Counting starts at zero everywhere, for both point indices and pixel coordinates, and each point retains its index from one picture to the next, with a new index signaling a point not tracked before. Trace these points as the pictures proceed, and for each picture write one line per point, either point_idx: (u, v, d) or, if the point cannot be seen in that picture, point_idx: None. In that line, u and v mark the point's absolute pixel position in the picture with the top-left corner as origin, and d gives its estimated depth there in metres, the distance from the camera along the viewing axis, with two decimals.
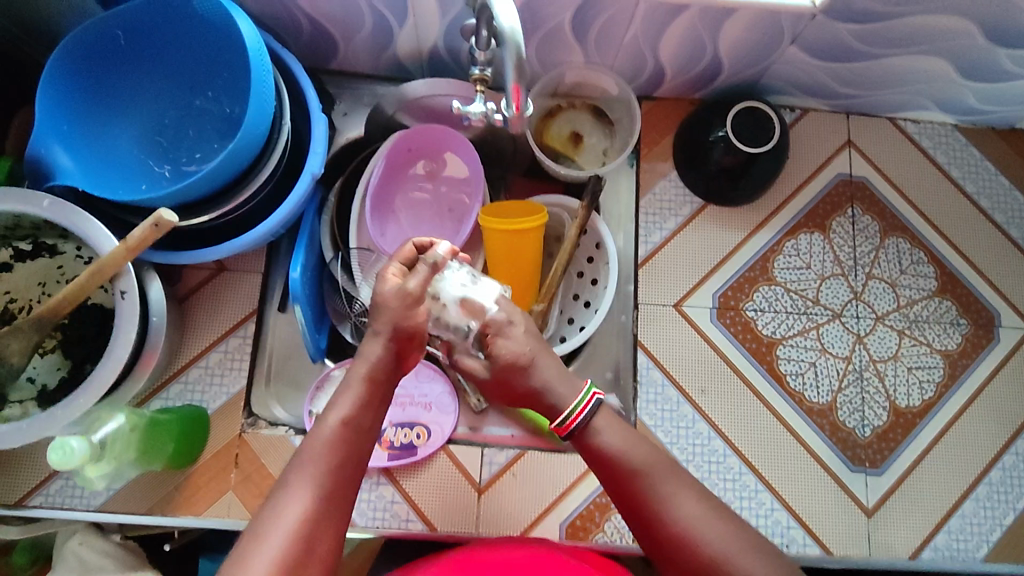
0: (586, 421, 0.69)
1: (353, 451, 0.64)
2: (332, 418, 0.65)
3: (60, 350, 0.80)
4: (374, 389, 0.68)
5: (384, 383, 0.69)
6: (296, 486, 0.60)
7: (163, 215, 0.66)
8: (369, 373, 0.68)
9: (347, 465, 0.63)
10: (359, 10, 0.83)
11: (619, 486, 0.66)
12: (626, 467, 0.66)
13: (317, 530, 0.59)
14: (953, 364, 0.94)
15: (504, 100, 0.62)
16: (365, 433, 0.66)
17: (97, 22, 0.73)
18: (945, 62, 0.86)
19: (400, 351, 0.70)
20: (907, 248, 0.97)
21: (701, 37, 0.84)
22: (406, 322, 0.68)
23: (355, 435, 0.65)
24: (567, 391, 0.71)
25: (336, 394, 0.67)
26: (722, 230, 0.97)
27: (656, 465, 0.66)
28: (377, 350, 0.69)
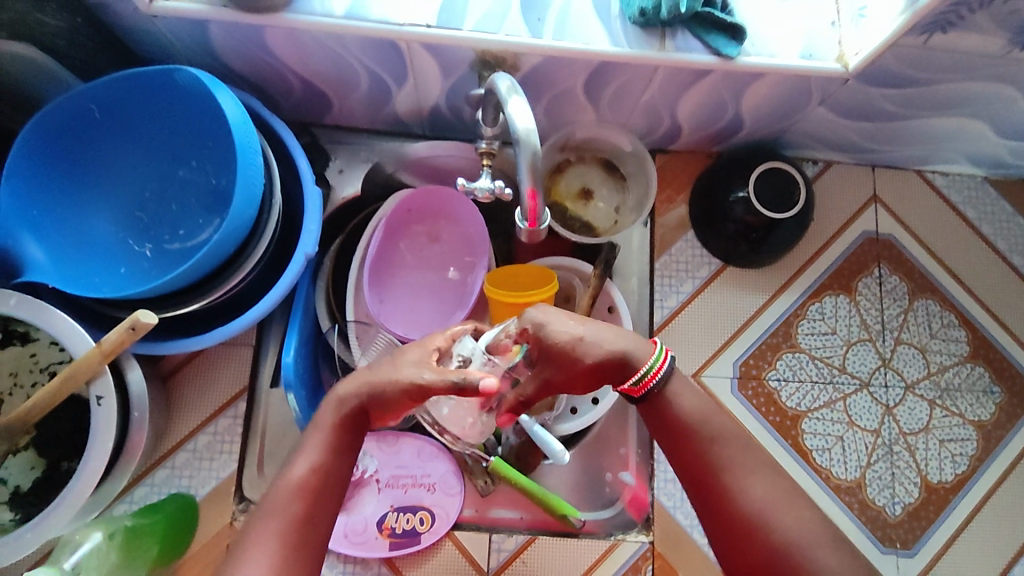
0: (661, 385, 0.62)
1: (324, 504, 0.58)
2: (300, 465, 0.59)
3: (34, 448, 0.73)
4: (347, 432, 0.61)
5: (358, 423, 0.62)
6: (257, 550, 0.54)
7: (140, 316, 0.60)
8: (339, 418, 0.61)
9: (313, 523, 0.57)
10: (355, 72, 0.77)
11: (689, 458, 0.61)
12: (699, 437, 0.61)
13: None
14: (986, 436, 0.89)
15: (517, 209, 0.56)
16: (336, 486, 0.59)
17: (68, 99, 0.66)
18: (982, 123, 0.81)
19: (371, 406, 0.61)
20: (937, 310, 0.92)
21: (722, 98, 0.78)
22: (385, 386, 0.60)
23: (325, 485, 0.58)
24: (637, 350, 0.63)
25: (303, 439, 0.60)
26: (742, 293, 0.91)
27: (731, 437, 0.61)
28: (349, 390, 0.61)
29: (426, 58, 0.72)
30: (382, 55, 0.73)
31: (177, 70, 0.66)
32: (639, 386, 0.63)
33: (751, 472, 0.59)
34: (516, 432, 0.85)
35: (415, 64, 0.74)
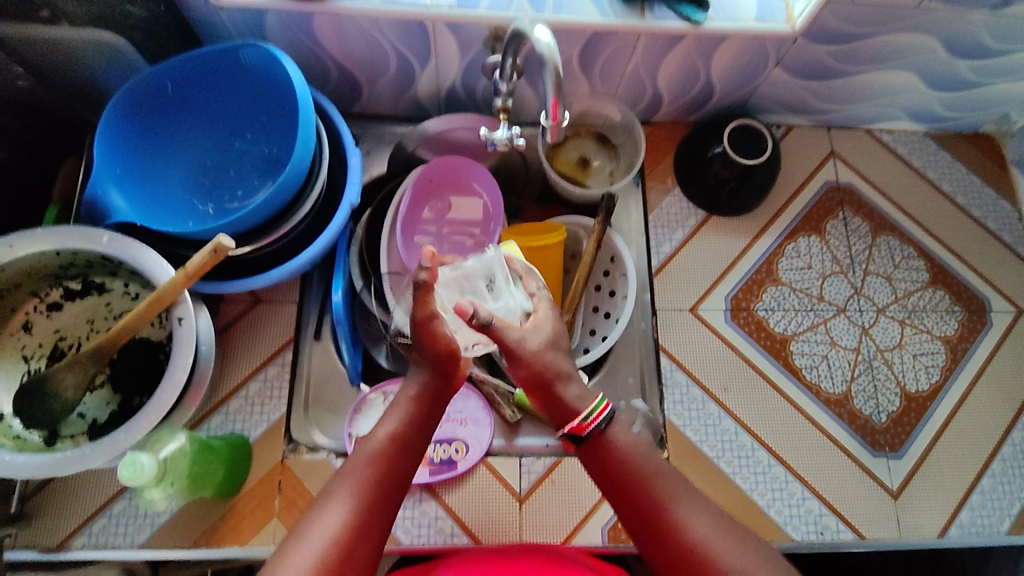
0: (599, 428, 0.71)
1: (399, 467, 0.68)
2: (381, 431, 0.69)
3: (109, 385, 0.82)
4: (421, 409, 0.72)
5: (431, 403, 0.73)
6: (339, 494, 0.64)
7: (221, 240, 0.69)
8: (418, 393, 0.72)
9: (391, 477, 0.66)
10: (385, 56, 0.91)
11: (638, 500, 0.67)
12: (639, 474, 0.68)
13: (355, 545, 0.61)
14: (953, 349, 1.00)
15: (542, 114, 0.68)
16: (411, 450, 0.69)
17: (152, 74, 0.78)
18: (913, 75, 0.96)
19: (445, 368, 0.73)
20: (898, 245, 1.05)
21: (695, 64, 0.93)
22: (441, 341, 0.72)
23: (400, 451, 0.68)
24: (579, 402, 0.72)
25: (387, 409, 0.72)
26: (726, 238, 1.04)
27: (671, 474, 0.68)
28: (423, 373, 0.73)
29: (446, 37, 0.87)
30: (409, 37, 0.87)
31: (246, 49, 0.79)
32: (586, 424, 0.71)
33: (695, 505, 0.65)
34: None
35: (437, 44, 0.88)
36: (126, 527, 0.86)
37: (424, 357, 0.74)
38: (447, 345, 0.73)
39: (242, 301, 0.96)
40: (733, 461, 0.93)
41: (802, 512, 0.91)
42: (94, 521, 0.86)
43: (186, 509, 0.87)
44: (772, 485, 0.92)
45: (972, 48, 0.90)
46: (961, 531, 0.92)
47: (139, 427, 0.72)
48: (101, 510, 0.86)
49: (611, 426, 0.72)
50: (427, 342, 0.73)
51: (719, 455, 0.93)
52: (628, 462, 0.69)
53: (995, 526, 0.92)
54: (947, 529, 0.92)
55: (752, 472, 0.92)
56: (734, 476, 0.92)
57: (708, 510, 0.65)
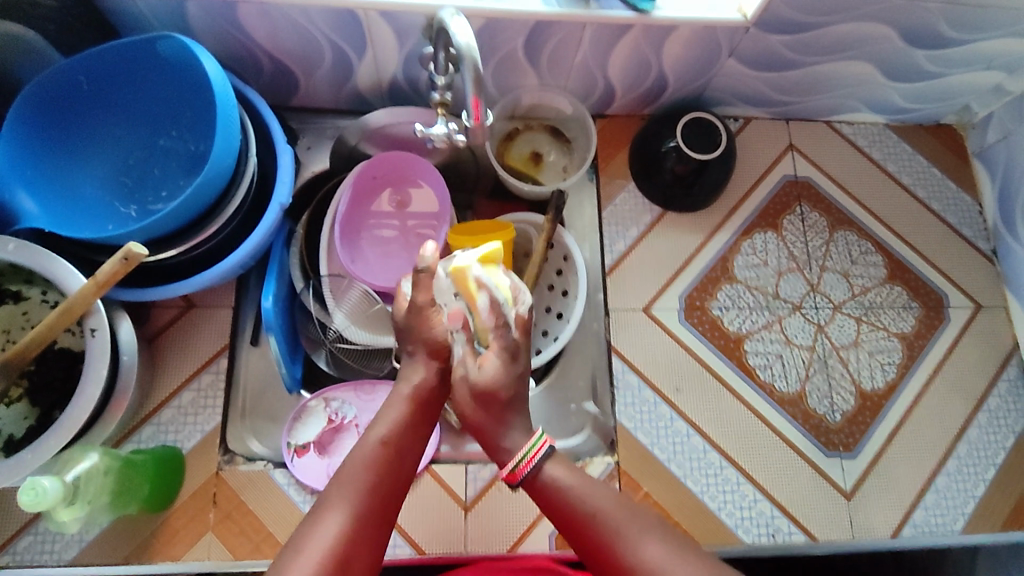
0: (539, 467, 0.63)
1: (395, 473, 0.62)
2: (374, 435, 0.63)
3: (27, 399, 0.78)
4: (415, 409, 0.67)
5: (428, 402, 0.68)
6: (333, 502, 0.57)
7: (132, 248, 0.65)
8: (413, 394, 0.67)
9: (388, 485, 0.60)
10: (319, 46, 0.86)
11: (581, 541, 0.60)
12: (581, 512, 0.60)
13: (353, 554, 0.55)
14: (910, 346, 0.99)
15: (464, 112, 0.65)
16: (407, 455, 0.64)
17: (60, 69, 0.74)
18: (871, 66, 0.93)
19: (445, 369, 0.69)
20: (855, 240, 1.03)
21: (645, 55, 0.90)
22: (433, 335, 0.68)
23: (395, 455, 0.63)
24: (516, 435, 0.65)
25: (378, 413, 0.66)
26: (681, 235, 1.01)
27: (616, 508, 0.60)
28: (420, 371, 0.69)
29: (381, 27, 0.82)
30: (341, 27, 0.82)
31: (162, 40, 0.74)
32: (522, 467, 0.63)
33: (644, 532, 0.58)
34: None
35: (373, 35, 0.84)
36: (52, 545, 0.82)
37: (420, 351, 0.69)
38: (442, 339, 0.68)
39: (175, 306, 0.92)
40: (684, 464, 0.91)
41: (753, 514, 0.89)
42: (19, 538, 0.82)
43: (116, 524, 0.83)
44: (723, 488, 0.90)
45: (929, 37, 0.87)
46: (915, 531, 0.91)
47: (54, 442, 0.68)
48: (26, 527, 0.83)
49: (548, 461, 0.64)
50: (421, 335, 0.69)
51: (670, 458, 0.91)
52: (570, 509, 0.61)
53: (948, 525, 0.91)
54: (900, 529, 0.91)
55: (704, 475, 0.90)
56: (686, 479, 0.90)
57: (654, 531, 0.58)
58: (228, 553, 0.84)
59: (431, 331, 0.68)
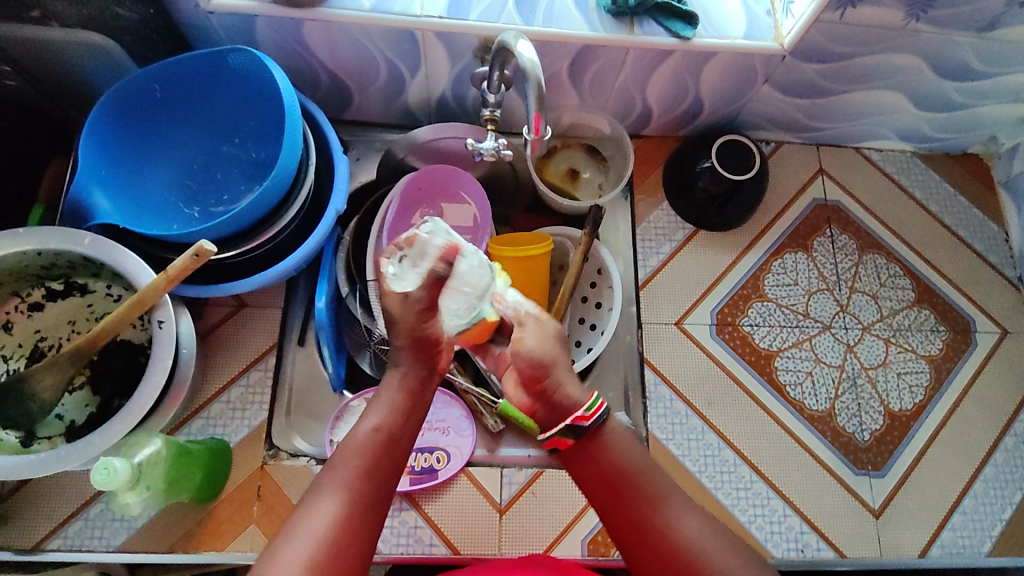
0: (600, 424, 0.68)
1: (386, 459, 0.66)
2: (366, 423, 0.67)
3: (88, 387, 0.82)
4: (410, 397, 0.70)
5: (418, 392, 0.71)
6: (327, 491, 0.62)
7: (203, 245, 0.69)
8: (404, 384, 0.70)
9: (380, 472, 0.65)
10: (375, 63, 0.91)
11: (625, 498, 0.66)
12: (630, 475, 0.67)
13: (347, 538, 0.60)
14: (938, 368, 1.00)
15: (524, 126, 0.68)
16: (399, 441, 0.68)
17: (139, 77, 0.79)
18: (901, 95, 0.97)
19: (428, 357, 0.72)
20: (884, 263, 1.05)
21: (684, 79, 0.94)
22: (424, 331, 0.70)
23: (387, 443, 0.66)
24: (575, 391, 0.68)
25: (371, 402, 0.70)
26: (713, 253, 1.04)
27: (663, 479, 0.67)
28: (405, 361, 0.71)
29: (436, 47, 0.87)
30: (399, 46, 0.87)
31: (235, 54, 0.80)
32: (590, 415, 0.67)
33: (685, 508, 0.65)
34: None
35: (427, 54, 0.89)
36: (102, 531, 0.85)
37: (406, 346, 0.71)
38: (431, 335, 0.70)
39: (227, 305, 0.96)
40: (715, 476, 0.92)
41: (783, 529, 0.90)
42: (70, 523, 0.85)
43: (164, 512, 0.86)
44: (754, 501, 0.91)
45: (959, 70, 0.90)
46: (942, 552, 0.91)
47: (120, 426, 0.71)
48: (78, 513, 0.86)
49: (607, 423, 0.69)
50: (410, 330, 0.70)
51: (701, 470, 0.93)
52: (621, 471, 0.67)
53: (976, 547, 0.92)
54: (928, 549, 0.92)
55: (734, 488, 0.92)
56: (716, 491, 0.92)
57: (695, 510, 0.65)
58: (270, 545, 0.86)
59: (425, 328, 0.70)
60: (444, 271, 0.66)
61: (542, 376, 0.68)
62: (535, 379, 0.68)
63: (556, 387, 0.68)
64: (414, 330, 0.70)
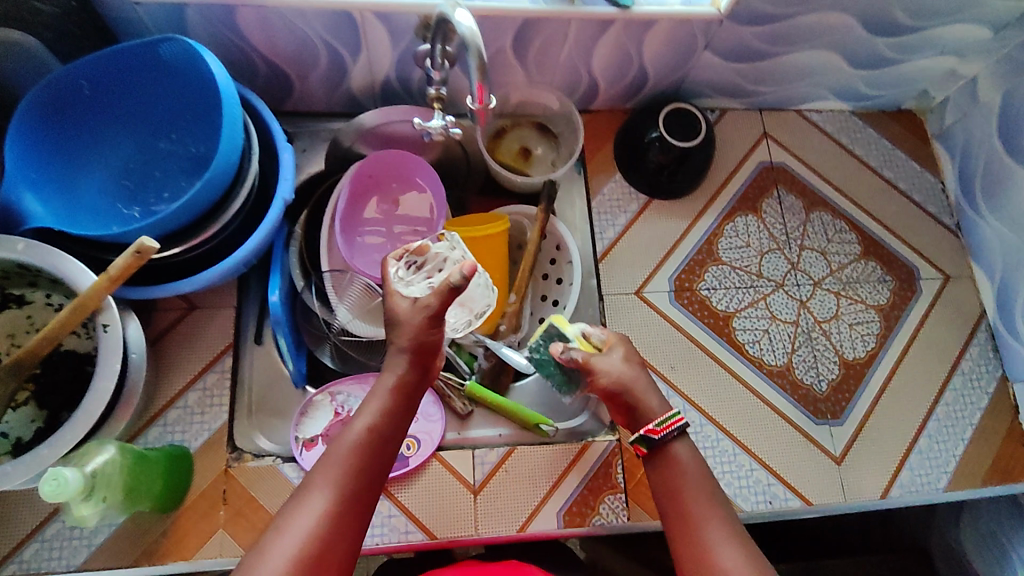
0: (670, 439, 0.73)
1: (376, 458, 0.67)
2: (360, 423, 0.69)
3: (34, 402, 0.78)
4: (401, 397, 0.72)
5: (410, 394, 0.72)
6: (317, 487, 0.64)
7: (145, 241, 0.67)
8: (397, 385, 0.72)
9: (369, 470, 0.66)
10: (314, 49, 0.89)
11: (680, 512, 0.69)
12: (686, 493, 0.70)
13: (334, 534, 0.61)
14: (886, 317, 1.04)
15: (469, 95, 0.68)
16: (389, 442, 0.69)
17: (64, 73, 0.75)
18: (836, 55, 0.99)
19: (424, 363, 0.73)
20: (830, 220, 1.08)
21: (627, 49, 0.94)
22: (427, 338, 0.72)
23: (378, 442, 0.68)
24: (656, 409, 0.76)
25: (364, 402, 0.71)
26: (667, 221, 1.05)
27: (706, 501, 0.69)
28: (402, 365, 0.72)
29: (376, 28, 0.85)
30: (337, 29, 0.85)
31: (164, 42, 0.77)
32: (660, 428, 0.73)
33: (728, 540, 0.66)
34: (487, 357, 0.96)
35: (367, 37, 0.87)
36: (60, 551, 0.82)
37: (404, 349, 0.72)
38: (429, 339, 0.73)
39: (176, 309, 0.92)
40: None
41: (751, 483, 0.93)
42: (26, 547, 0.81)
43: (127, 525, 0.83)
44: (721, 458, 0.93)
45: (888, 26, 0.93)
46: (902, 491, 0.95)
47: (71, 435, 0.69)
48: (34, 535, 0.82)
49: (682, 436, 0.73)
50: (410, 335, 0.72)
51: None
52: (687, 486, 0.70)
53: (933, 483, 0.96)
54: (888, 489, 0.95)
55: (702, 448, 0.94)
56: None
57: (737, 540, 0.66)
58: (241, 549, 0.84)
59: (429, 337, 0.72)
60: (459, 285, 0.69)
61: (624, 397, 0.76)
62: (613, 398, 0.77)
63: (636, 405, 0.76)
64: (416, 335, 0.72)
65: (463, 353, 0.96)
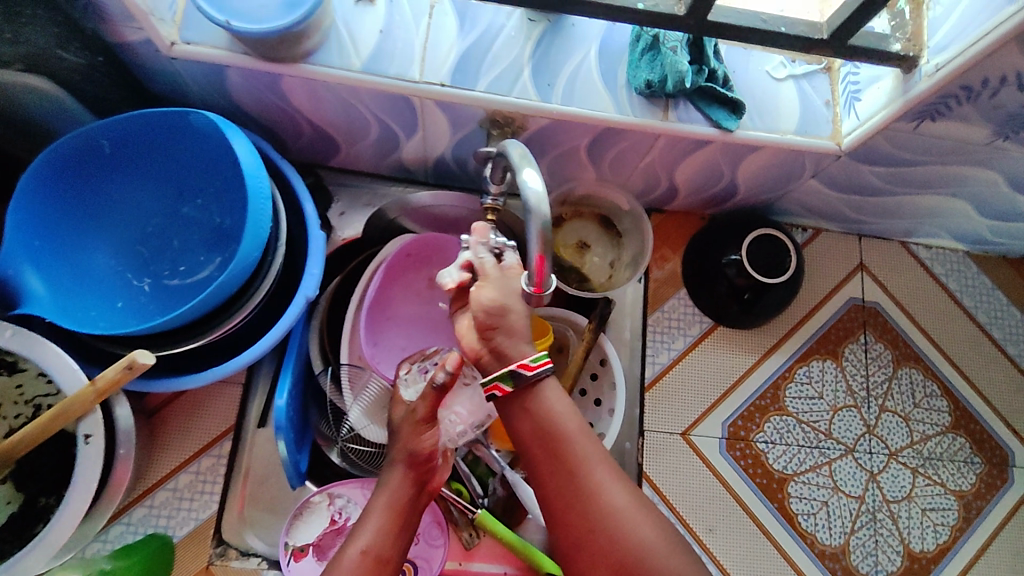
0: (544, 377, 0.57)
1: None
2: (354, 546, 0.61)
3: (11, 481, 0.71)
4: (402, 516, 0.64)
5: (409, 511, 0.65)
6: None
7: (138, 356, 0.59)
8: (392, 502, 0.64)
9: None
10: (365, 122, 0.79)
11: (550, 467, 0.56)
12: (555, 437, 0.56)
13: None
14: (967, 507, 0.90)
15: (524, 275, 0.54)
16: (388, 569, 0.61)
17: (83, 134, 0.66)
18: (965, 202, 0.84)
19: (420, 476, 0.66)
20: (921, 379, 0.94)
21: (719, 166, 0.81)
22: (419, 447, 0.66)
23: (376, 570, 0.60)
24: (526, 346, 0.58)
25: (356, 523, 0.63)
26: (731, 354, 0.93)
27: (583, 435, 0.56)
28: (396, 477, 0.65)
29: (436, 114, 0.75)
30: (393, 109, 0.75)
31: (194, 112, 0.67)
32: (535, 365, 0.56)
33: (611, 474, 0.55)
34: (502, 483, 0.85)
35: (426, 120, 0.76)
36: None
37: (398, 458, 0.66)
38: (427, 450, 0.66)
39: None
40: None
41: None
42: None
43: None
44: None
45: None
46: None
47: (52, 540, 0.65)
48: None
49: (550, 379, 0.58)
50: (405, 446, 0.66)
51: None
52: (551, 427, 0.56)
53: None
54: None
55: None
56: None
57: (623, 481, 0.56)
58: None
59: (419, 444, 0.66)
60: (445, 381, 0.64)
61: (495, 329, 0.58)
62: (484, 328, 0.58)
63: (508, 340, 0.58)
64: (409, 443, 0.66)
65: (477, 467, 0.86)
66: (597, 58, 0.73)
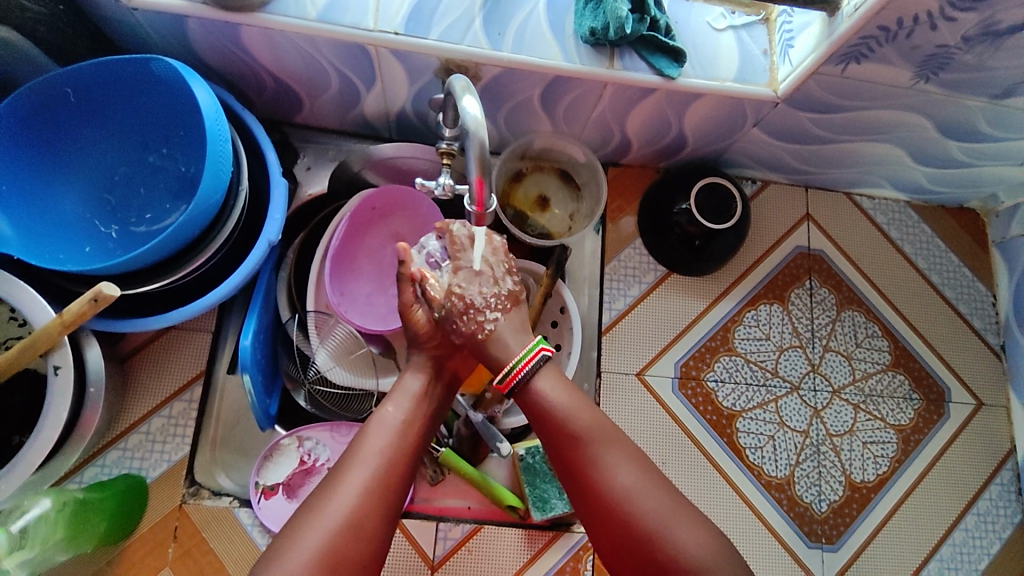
0: (529, 377, 0.67)
1: (411, 446, 0.64)
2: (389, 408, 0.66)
3: None
4: (427, 386, 0.69)
5: (437, 384, 0.70)
6: (352, 467, 0.60)
7: (102, 289, 0.62)
8: (422, 376, 0.70)
9: (406, 455, 0.63)
10: (325, 74, 0.81)
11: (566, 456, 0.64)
12: (569, 430, 0.65)
13: (369, 516, 0.58)
14: (906, 440, 0.96)
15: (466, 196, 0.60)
16: (420, 432, 0.66)
17: (47, 82, 0.69)
18: (900, 150, 0.89)
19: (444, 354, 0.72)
20: (862, 321, 0.99)
21: (667, 116, 0.85)
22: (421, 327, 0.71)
23: (410, 428, 0.65)
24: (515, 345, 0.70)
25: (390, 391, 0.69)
26: (684, 300, 0.97)
27: (597, 429, 0.64)
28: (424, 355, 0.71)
29: (392, 64, 0.77)
30: (350, 60, 0.77)
31: (154, 59, 0.69)
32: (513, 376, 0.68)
33: (619, 458, 0.63)
34: (466, 424, 0.88)
35: (382, 70, 0.79)
36: None
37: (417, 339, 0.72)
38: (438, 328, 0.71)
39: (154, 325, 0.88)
40: None
41: None
42: None
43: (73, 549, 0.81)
44: None
45: (965, 132, 0.83)
46: None
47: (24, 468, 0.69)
48: None
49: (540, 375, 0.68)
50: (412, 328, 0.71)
51: None
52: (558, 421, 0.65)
53: None
54: None
55: None
56: None
57: (633, 462, 0.63)
58: None
59: (415, 324, 0.71)
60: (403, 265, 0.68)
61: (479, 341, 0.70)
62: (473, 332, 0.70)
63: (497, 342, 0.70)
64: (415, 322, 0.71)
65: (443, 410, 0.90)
66: (546, 9, 0.76)
